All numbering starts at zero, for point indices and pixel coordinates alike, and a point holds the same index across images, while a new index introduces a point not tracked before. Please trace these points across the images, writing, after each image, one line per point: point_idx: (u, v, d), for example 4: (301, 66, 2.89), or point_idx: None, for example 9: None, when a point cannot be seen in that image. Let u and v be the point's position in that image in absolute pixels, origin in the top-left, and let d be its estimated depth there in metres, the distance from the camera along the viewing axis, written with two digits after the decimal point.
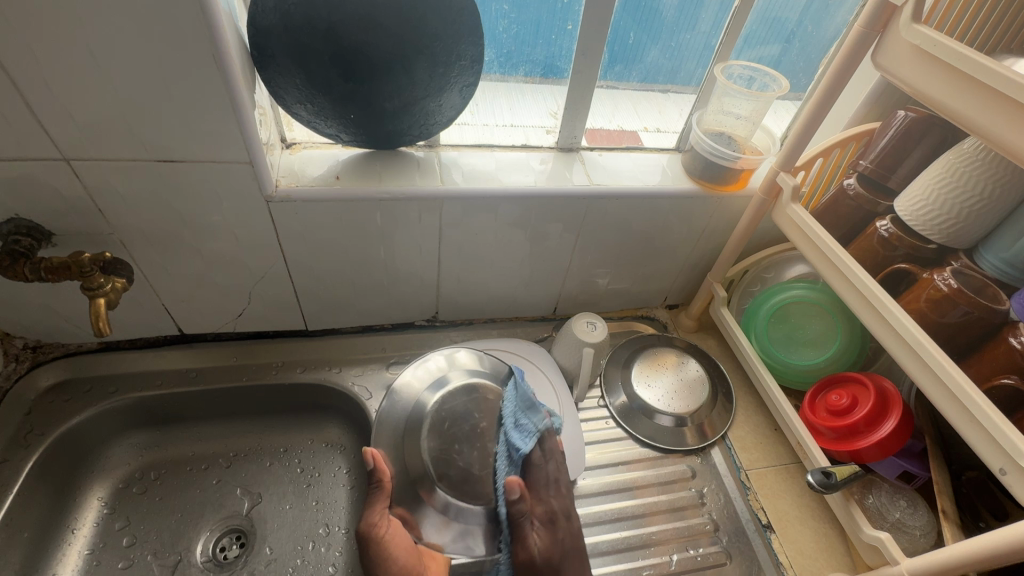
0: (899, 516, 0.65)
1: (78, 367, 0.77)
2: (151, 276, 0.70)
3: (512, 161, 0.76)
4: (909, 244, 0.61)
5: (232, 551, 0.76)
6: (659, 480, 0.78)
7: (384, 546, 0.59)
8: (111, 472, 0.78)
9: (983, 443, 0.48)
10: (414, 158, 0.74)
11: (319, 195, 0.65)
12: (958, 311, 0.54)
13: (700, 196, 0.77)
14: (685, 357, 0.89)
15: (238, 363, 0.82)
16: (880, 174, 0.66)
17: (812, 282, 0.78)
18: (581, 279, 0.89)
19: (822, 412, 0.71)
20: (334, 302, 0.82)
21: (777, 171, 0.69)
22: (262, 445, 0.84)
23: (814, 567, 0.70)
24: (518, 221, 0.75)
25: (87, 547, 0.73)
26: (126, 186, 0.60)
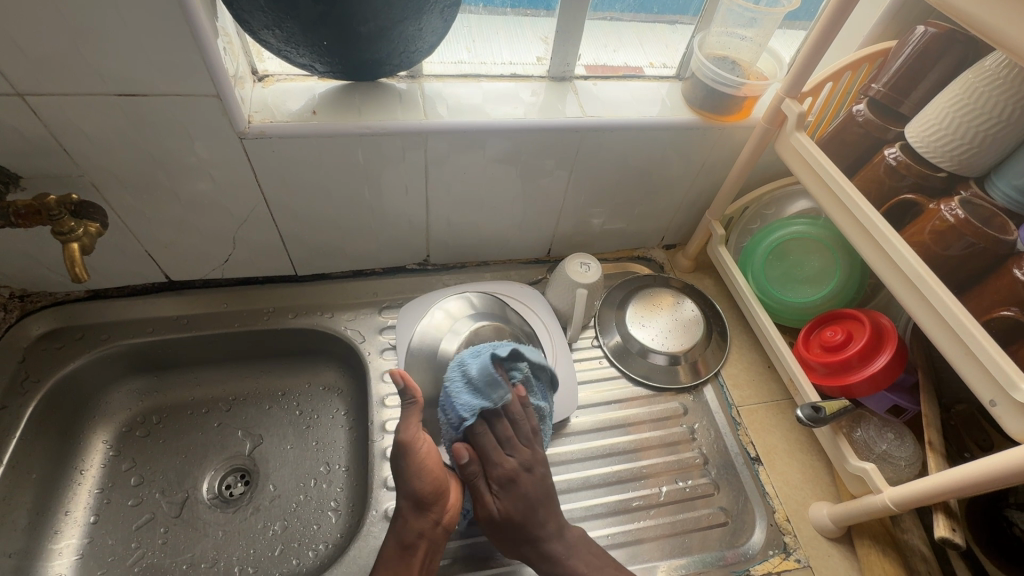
0: (885, 448, 0.66)
1: (68, 315, 0.77)
2: (130, 221, 0.68)
3: (500, 92, 0.72)
4: (918, 172, 0.58)
5: (237, 489, 0.78)
6: (652, 417, 0.79)
7: (420, 461, 0.61)
8: (113, 416, 0.80)
9: (977, 377, 0.48)
10: (395, 91, 0.69)
11: (296, 130, 0.62)
12: (963, 242, 0.52)
13: (700, 127, 0.73)
14: (681, 297, 0.87)
15: (229, 309, 0.82)
16: (892, 98, 0.62)
17: (813, 218, 0.75)
18: (576, 219, 0.86)
19: (816, 347, 0.70)
20: (322, 246, 0.80)
21: (782, 97, 0.65)
22: (260, 388, 0.86)
23: (800, 496, 0.72)
24: (509, 157, 0.72)
25: (97, 486, 0.75)
26: (89, 124, 0.57)
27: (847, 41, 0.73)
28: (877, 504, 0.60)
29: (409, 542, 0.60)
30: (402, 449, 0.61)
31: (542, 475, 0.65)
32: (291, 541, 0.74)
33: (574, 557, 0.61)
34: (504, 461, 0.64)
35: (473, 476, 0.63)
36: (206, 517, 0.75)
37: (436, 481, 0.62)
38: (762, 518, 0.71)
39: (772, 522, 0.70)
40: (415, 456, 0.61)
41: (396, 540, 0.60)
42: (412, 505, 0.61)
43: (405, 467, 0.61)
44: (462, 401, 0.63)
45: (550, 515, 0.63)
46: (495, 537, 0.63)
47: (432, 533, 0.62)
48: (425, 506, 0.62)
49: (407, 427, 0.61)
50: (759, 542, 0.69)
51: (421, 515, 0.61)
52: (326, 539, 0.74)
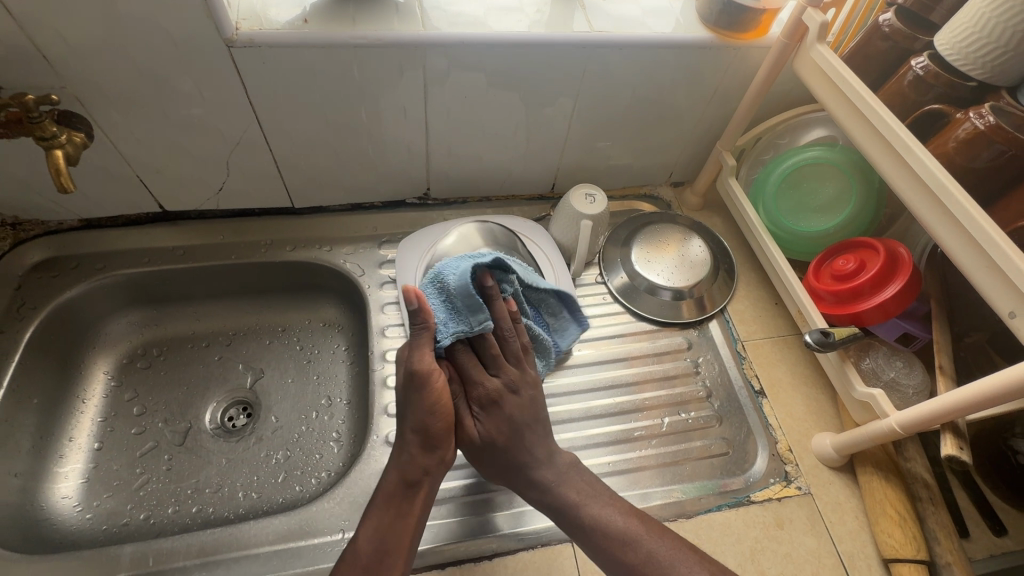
0: (893, 375, 0.65)
1: (62, 245, 0.75)
2: (118, 142, 0.66)
3: (503, 5, 0.67)
4: (946, 81, 0.55)
5: (240, 420, 0.78)
6: (655, 351, 0.78)
7: (436, 394, 0.60)
8: (113, 347, 0.79)
9: (996, 289, 0.46)
10: (392, 2, 0.65)
11: (286, 40, 0.59)
12: (991, 151, 0.50)
13: (715, 46, 0.69)
14: (690, 234, 0.85)
15: (226, 241, 0.80)
16: (923, 5, 0.58)
17: (829, 145, 0.72)
18: (581, 152, 0.83)
19: (826, 278, 0.68)
20: (319, 176, 0.78)
21: (804, 6, 0.60)
22: (260, 323, 0.85)
23: (803, 428, 0.72)
24: (512, 77, 0.68)
25: (100, 414, 0.75)
26: (68, 27, 0.54)
27: None
28: (882, 430, 0.59)
29: (413, 480, 0.58)
30: (420, 382, 0.59)
31: (531, 397, 0.65)
32: (294, 469, 0.75)
33: (585, 503, 0.59)
34: (506, 371, 0.65)
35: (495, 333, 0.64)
36: (209, 445, 0.76)
37: (446, 418, 0.61)
38: (764, 448, 0.71)
39: (774, 452, 0.70)
40: (431, 392, 0.60)
41: (400, 475, 0.59)
42: (421, 443, 0.60)
43: (420, 401, 0.60)
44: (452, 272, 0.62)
45: (544, 440, 0.63)
46: (484, 423, 0.63)
47: (436, 470, 0.61)
48: (434, 444, 0.60)
49: (418, 361, 0.58)
50: (761, 471, 0.69)
51: (429, 453, 0.60)
52: (328, 468, 0.75)
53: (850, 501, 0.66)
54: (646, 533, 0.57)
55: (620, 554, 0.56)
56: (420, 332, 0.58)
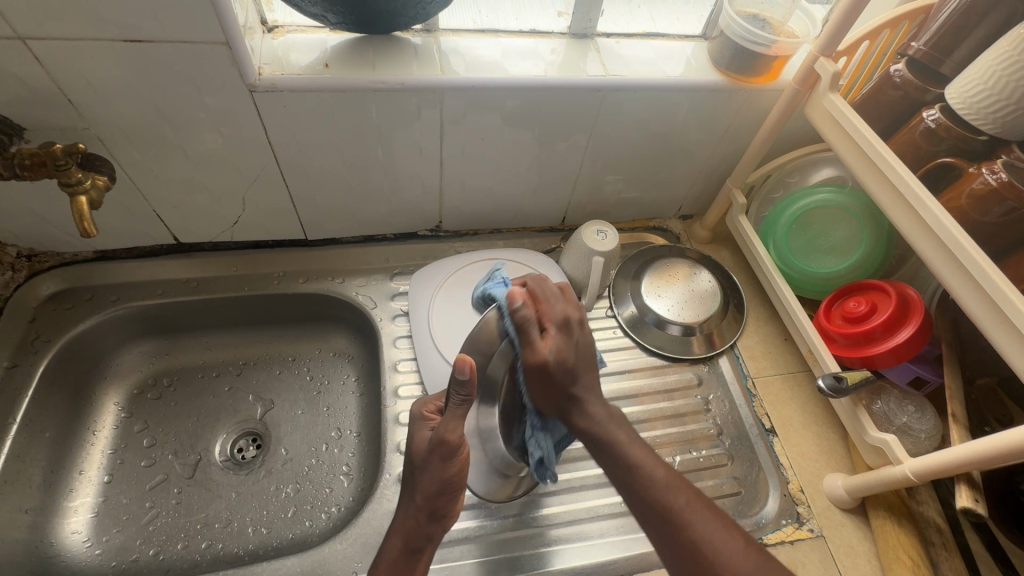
0: (906, 421, 0.66)
1: (76, 276, 0.76)
2: (137, 179, 0.67)
3: (519, 48, 0.69)
4: (957, 135, 0.56)
5: (249, 452, 0.78)
6: (664, 387, 0.78)
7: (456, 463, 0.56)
8: (124, 378, 0.79)
9: (1011, 344, 0.47)
10: (411, 45, 0.67)
11: (308, 84, 0.60)
12: (1003, 207, 0.51)
13: (726, 90, 0.70)
14: (697, 268, 0.85)
15: (239, 273, 0.80)
16: (933, 58, 0.59)
17: (838, 186, 0.73)
18: (592, 187, 0.84)
19: (838, 319, 0.69)
20: (334, 210, 0.78)
21: (816, 56, 0.61)
22: (270, 353, 0.85)
23: (814, 468, 0.72)
24: (526, 118, 0.69)
25: (110, 447, 0.75)
26: (95, 73, 0.55)
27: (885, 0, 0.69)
28: (896, 476, 0.59)
29: (416, 547, 0.58)
30: (447, 454, 0.55)
31: (578, 319, 0.61)
32: (304, 503, 0.74)
33: (630, 444, 0.58)
34: (554, 304, 0.60)
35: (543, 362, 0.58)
36: (219, 478, 0.76)
37: (457, 489, 0.58)
38: (774, 488, 0.71)
39: (785, 492, 0.70)
40: (453, 463, 0.56)
41: (403, 541, 0.58)
42: (429, 512, 0.58)
43: (439, 471, 0.56)
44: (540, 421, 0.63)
45: (599, 400, 0.61)
46: (540, 378, 0.58)
47: (438, 533, 0.60)
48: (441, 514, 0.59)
49: (450, 431, 0.54)
50: (772, 512, 0.69)
51: (435, 521, 0.59)
52: (338, 502, 0.75)
53: (861, 544, 0.66)
54: (692, 506, 0.54)
55: (659, 501, 0.54)
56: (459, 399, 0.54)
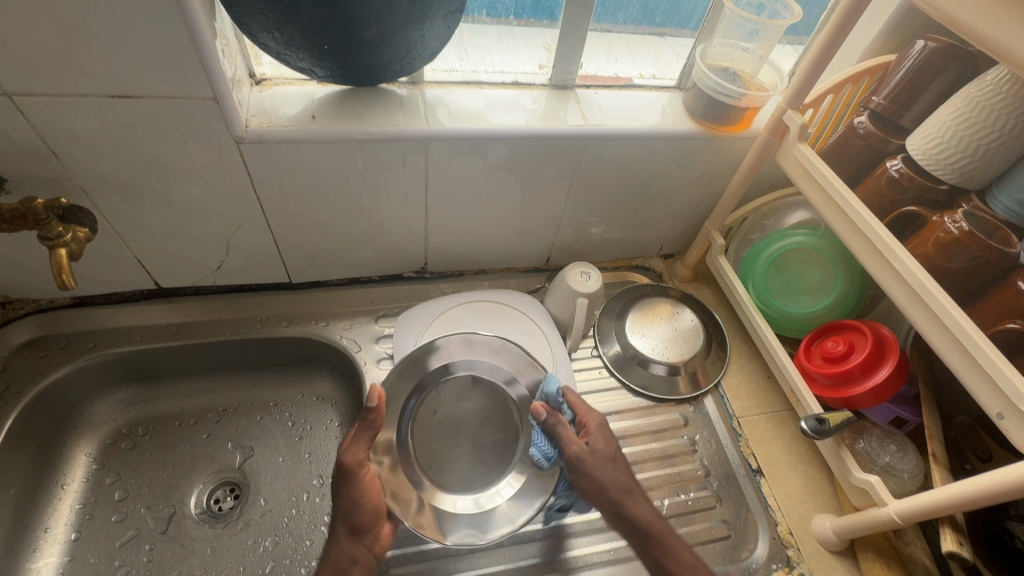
0: (888, 460, 0.67)
1: (52, 323, 0.74)
2: (118, 226, 0.66)
3: (502, 99, 0.71)
4: (920, 184, 0.59)
5: (227, 503, 0.76)
6: (651, 428, 0.78)
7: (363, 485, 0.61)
8: (97, 428, 0.77)
9: (982, 389, 0.48)
10: (396, 97, 0.69)
11: (294, 135, 0.61)
12: (967, 254, 0.54)
13: (702, 137, 0.73)
14: (680, 306, 0.87)
15: (220, 317, 0.79)
16: (893, 111, 0.62)
17: (812, 228, 0.76)
18: (575, 228, 0.86)
19: (817, 358, 0.70)
20: (319, 254, 0.78)
21: (784, 108, 0.64)
22: (251, 399, 0.83)
23: (802, 509, 0.72)
24: (509, 165, 0.71)
25: (78, 501, 0.72)
26: (81, 127, 0.55)
27: (847, 55, 0.73)
28: (882, 517, 0.59)
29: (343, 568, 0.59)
30: (346, 474, 0.60)
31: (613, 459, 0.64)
32: (283, 557, 0.72)
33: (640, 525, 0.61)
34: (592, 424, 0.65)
35: (558, 426, 0.63)
36: (193, 533, 0.73)
37: (374, 513, 0.61)
38: (764, 531, 0.70)
39: (775, 535, 0.70)
40: (359, 483, 0.61)
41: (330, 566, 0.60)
42: (346, 530, 0.61)
43: (346, 494, 0.61)
44: (542, 448, 0.65)
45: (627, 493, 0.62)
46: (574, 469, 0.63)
47: (365, 558, 0.61)
48: (361, 532, 0.61)
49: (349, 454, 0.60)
50: (762, 556, 0.69)
51: (357, 540, 0.61)
52: (319, 556, 0.72)
53: None
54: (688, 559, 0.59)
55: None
56: (365, 429, 0.60)
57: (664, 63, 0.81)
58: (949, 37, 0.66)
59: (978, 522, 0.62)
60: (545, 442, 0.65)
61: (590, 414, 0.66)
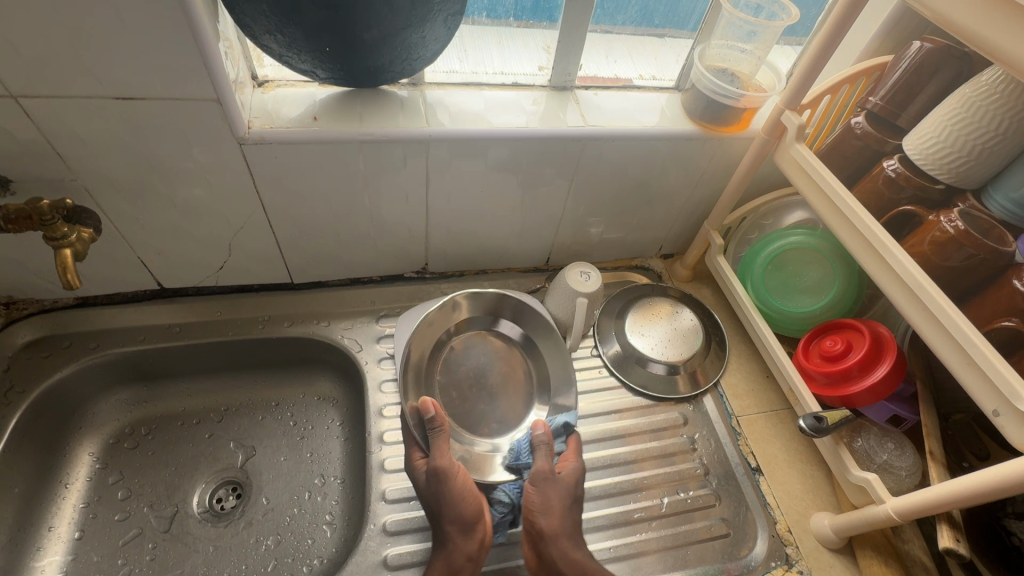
0: (886, 458, 0.67)
1: (55, 323, 0.75)
2: (122, 227, 0.67)
3: (501, 100, 0.72)
4: (917, 184, 0.59)
5: (229, 502, 0.76)
6: (651, 427, 0.78)
7: (456, 483, 0.61)
8: (100, 427, 0.77)
9: (979, 386, 0.48)
10: (397, 98, 0.69)
11: (295, 136, 0.61)
12: (963, 253, 0.54)
13: (701, 138, 0.73)
14: (679, 306, 0.88)
15: (222, 318, 0.80)
16: (890, 111, 0.63)
17: (811, 228, 0.77)
18: (575, 228, 0.86)
19: (815, 358, 0.71)
20: (321, 254, 0.79)
21: (781, 109, 0.65)
22: (253, 398, 0.84)
23: (801, 507, 0.72)
24: (510, 165, 0.72)
25: (82, 500, 0.73)
26: (85, 129, 0.56)
27: (844, 56, 0.74)
28: (880, 515, 0.60)
29: (458, 564, 0.59)
30: (440, 478, 0.60)
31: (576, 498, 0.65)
32: (285, 556, 0.72)
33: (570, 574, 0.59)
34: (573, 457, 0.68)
35: (541, 444, 0.66)
36: (196, 532, 0.73)
37: (474, 510, 0.62)
38: (763, 529, 0.71)
39: (774, 533, 0.70)
40: (456, 481, 0.61)
41: (445, 561, 0.60)
42: (457, 530, 0.61)
43: (445, 494, 0.61)
44: (517, 450, 0.69)
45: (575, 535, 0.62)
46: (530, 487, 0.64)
47: (478, 553, 0.61)
48: (471, 527, 0.61)
49: (439, 457, 0.61)
50: (761, 554, 0.69)
51: (467, 536, 0.61)
52: (321, 554, 0.73)
53: None
54: None
55: None
56: (437, 433, 0.62)
57: (663, 64, 0.81)
58: (946, 38, 0.66)
59: (976, 519, 0.63)
60: (528, 451, 0.69)
61: (573, 457, 0.68)
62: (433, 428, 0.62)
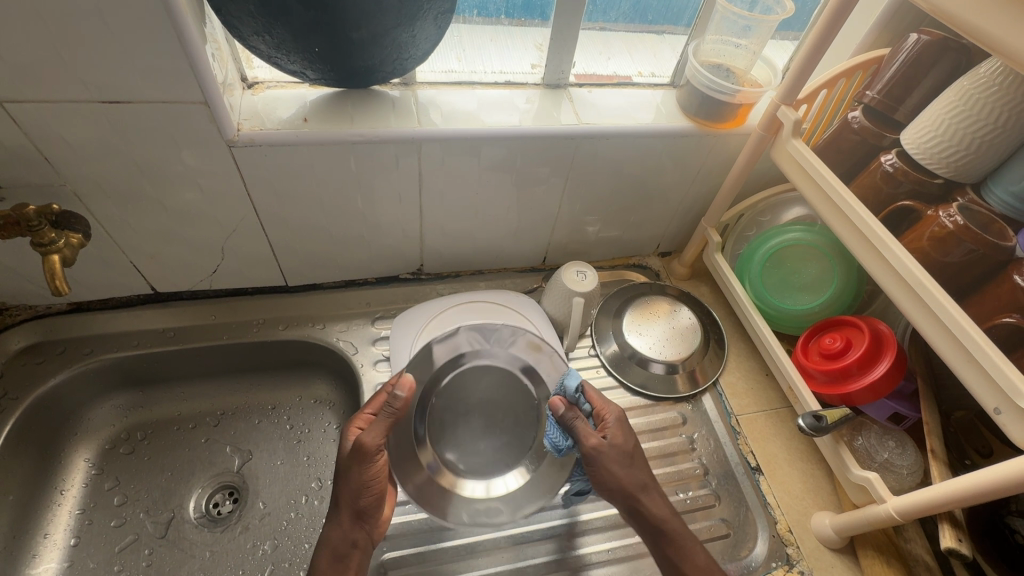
0: (887, 456, 0.67)
1: (49, 329, 0.74)
2: (112, 231, 0.66)
3: (494, 99, 0.71)
4: (915, 179, 0.59)
5: (225, 507, 0.76)
6: (650, 427, 0.78)
7: (375, 466, 0.59)
8: (95, 433, 0.77)
9: (979, 384, 0.47)
10: (389, 98, 0.69)
11: (286, 139, 0.61)
12: (962, 249, 0.54)
13: (696, 135, 0.73)
14: (677, 304, 0.87)
15: (217, 322, 0.79)
16: (887, 105, 0.62)
17: (809, 225, 0.76)
18: (571, 227, 0.85)
19: (814, 355, 0.70)
20: (315, 257, 0.78)
21: (777, 104, 0.64)
22: (249, 401, 0.83)
23: (802, 506, 0.72)
24: (503, 165, 0.71)
25: (78, 507, 0.72)
26: (72, 134, 0.55)
27: (840, 49, 0.73)
28: (881, 514, 0.59)
29: (343, 553, 0.59)
30: (363, 457, 0.58)
31: (632, 456, 0.62)
32: (281, 560, 0.72)
33: (681, 535, 0.60)
34: (609, 424, 0.63)
35: (575, 421, 0.62)
36: (193, 537, 0.73)
37: (370, 502, 0.60)
38: (763, 529, 0.70)
39: (774, 533, 0.70)
40: (374, 468, 0.59)
41: (328, 552, 0.59)
42: (351, 515, 0.60)
43: (356, 477, 0.59)
44: (555, 439, 0.65)
45: (649, 495, 0.61)
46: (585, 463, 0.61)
47: (365, 542, 0.61)
48: (365, 517, 0.60)
49: (369, 436, 0.58)
50: (762, 554, 0.68)
51: (360, 524, 0.60)
52: None
53: None
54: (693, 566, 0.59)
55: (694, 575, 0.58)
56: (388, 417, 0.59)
57: (658, 61, 0.81)
58: (942, 30, 0.65)
59: (979, 517, 0.62)
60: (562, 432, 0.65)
61: (608, 408, 0.64)
62: (388, 405, 0.59)
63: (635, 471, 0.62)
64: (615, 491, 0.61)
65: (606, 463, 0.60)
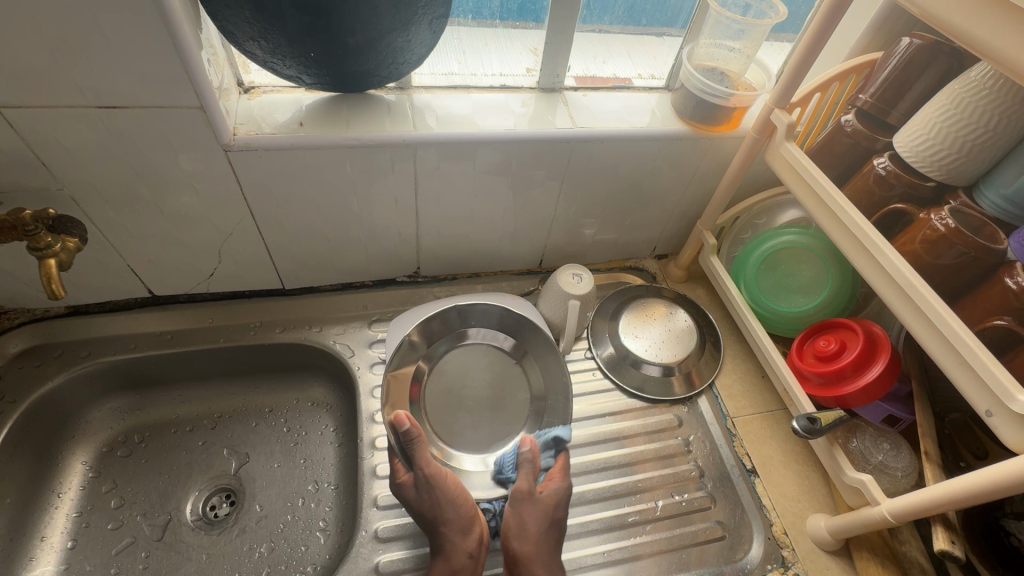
0: (882, 458, 0.67)
1: (47, 332, 0.75)
2: (109, 235, 0.66)
3: (490, 102, 0.71)
4: (907, 182, 0.59)
5: (222, 509, 0.76)
6: (647, 429, 0.78)
7: (450, 486, 0.62)
8: (93, 436, 0.77)
9: (971, 386, 0.48)
10: (385, 102, 0.69)
11: (281, 143, 0.61)
12: (954, 252, 0.54)
13: (691, 138, 0.73)
14: (673, 306, 0.87)
15: (214, 325, 0.80)
16: (879, 108, 0.63)
17: (804, 227, 0.76)
18: (567, 230, 0.86)
19: (810, 358, 0.70)
20: (312, 260, 0.79)
21: (771, 108, 0.64)
22: (247, 404, 0.83)
23: (797, 508, 0.72)
24: (499, 168, 0.71)
25: (75, 509, 0.73)
26: (69, 139, 0.56)
27: (834, 52, 0.73)
28: (875, 516, 0.59)
29: (459, 563, 0.58)
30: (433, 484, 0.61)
31: (558, 519, 0.63)
32: (277, 563, 0.72)
33: None
34: (558, 478, 0.66)
35: (529, 463, 0.65)
36: (189, 540, 0.73)
37: (468, 510, 0.62)
38: (759, 531, 0.70)
39: (770, 535, 0.70)
40: (449, 484, 0.62)
41: (446, 561, 0.59)
42: (454, 530, 0.60)
43: (443, 497, 0.61)
44: (505, 462, 0.69)
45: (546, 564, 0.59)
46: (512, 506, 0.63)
47: (479, 550, 0.60)
48: (467, 526, 0.61)
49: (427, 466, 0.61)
50: (757, 556, 0.68)
51: (465, 535, 0.60)
52: (315, 561, 0.72)
53: None
54: None
55: None
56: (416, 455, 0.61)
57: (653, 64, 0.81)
58: (935, 33, 0.66)
59: (974, 520, 0.62)
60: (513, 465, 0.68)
61: (561, 475, 0.66)
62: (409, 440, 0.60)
63: (552, 534, 0.62)
64: (522, 544, 0.60)
65: (525, 514, 0.62)
